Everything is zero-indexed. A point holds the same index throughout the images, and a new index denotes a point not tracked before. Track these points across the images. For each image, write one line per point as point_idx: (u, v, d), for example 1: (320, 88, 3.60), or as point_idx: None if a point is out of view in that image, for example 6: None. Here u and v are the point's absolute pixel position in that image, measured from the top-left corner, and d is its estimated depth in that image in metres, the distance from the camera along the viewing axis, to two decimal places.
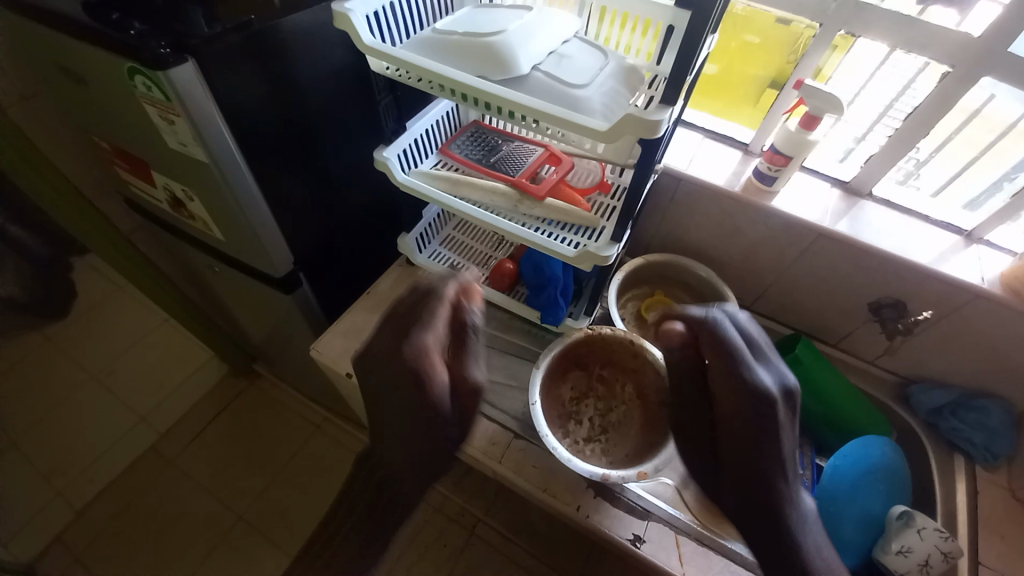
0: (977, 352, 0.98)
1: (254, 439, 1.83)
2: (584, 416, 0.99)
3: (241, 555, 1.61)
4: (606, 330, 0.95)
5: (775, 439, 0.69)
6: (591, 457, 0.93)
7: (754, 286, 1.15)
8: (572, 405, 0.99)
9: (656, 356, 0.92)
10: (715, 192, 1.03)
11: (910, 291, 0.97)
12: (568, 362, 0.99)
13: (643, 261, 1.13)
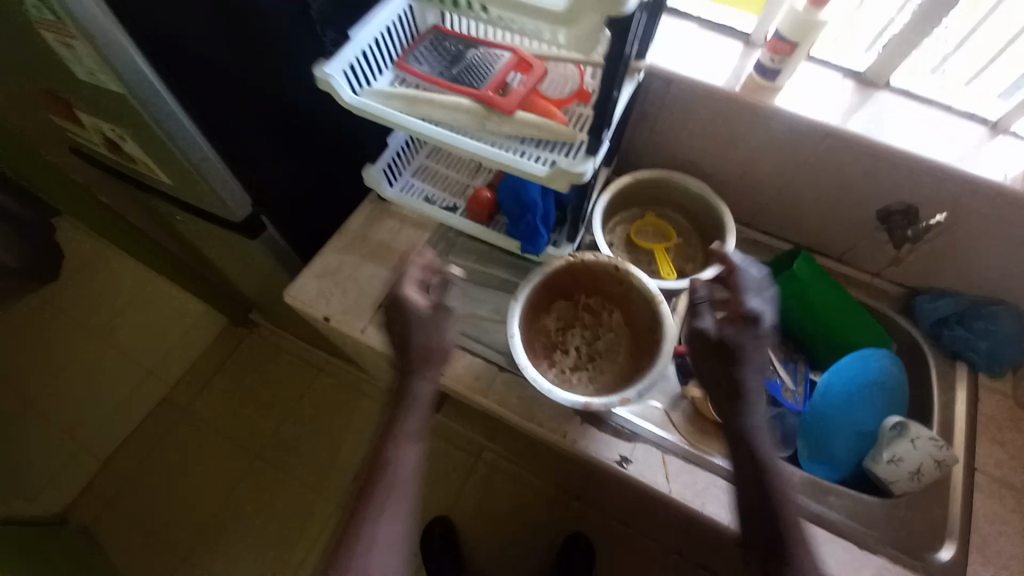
0: (991, 257, 0.91)
1: (263, 386, 1.86)
2: (570, 345, 0.95)
3: (266, 490, 1.71)
4: (588, 256, 0.89)
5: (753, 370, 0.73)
6: (577, 385, 0.91)
7: (752, 201, 1.06)
8: (557, 335, 0.95)
9: (642, 281, 0.87)
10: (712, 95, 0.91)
11: (923, 195, 0.88)
12: (551, 293, 0.94)
13: (631, 180, 1.04)
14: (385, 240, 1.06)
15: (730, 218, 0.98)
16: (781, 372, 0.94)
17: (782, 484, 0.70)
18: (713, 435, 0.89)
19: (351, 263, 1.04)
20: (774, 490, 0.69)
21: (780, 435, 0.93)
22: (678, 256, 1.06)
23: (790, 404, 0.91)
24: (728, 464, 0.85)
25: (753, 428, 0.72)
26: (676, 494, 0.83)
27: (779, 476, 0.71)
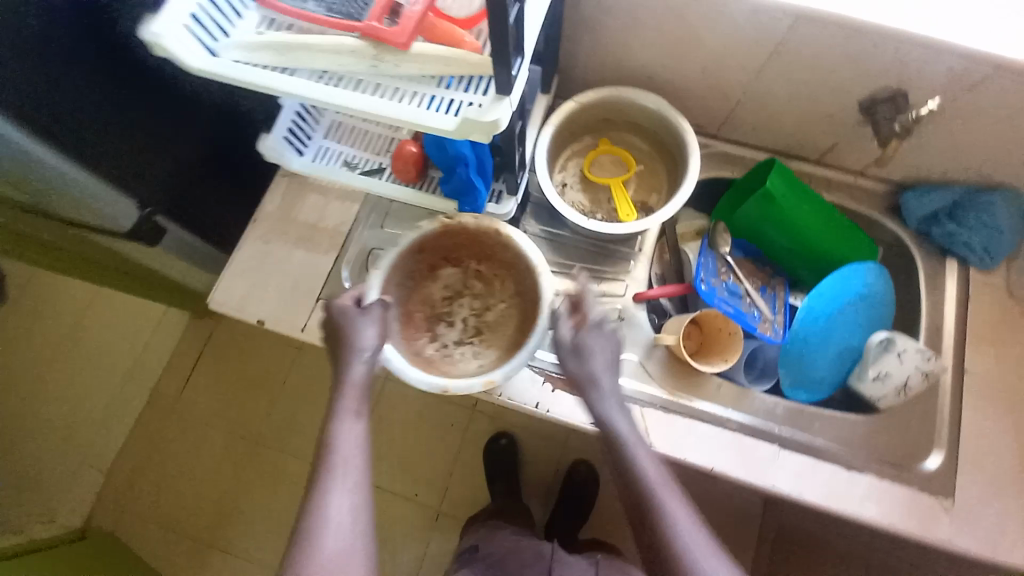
0: (985, 139, 0.80)
1: (250, 379, 1.55)
2: (457, 317, 0.88)
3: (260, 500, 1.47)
4: (467, 220, 0.82)
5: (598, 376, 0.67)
6: (461, 361, 0.84)
7: (717, 109, 0.92)
8: (443, 305, 0.89)
9: (517, 241, 0.81)
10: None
11: (911, 77, 0.75)
12: (430, 260, 0.87)
13: (575, 106, 0.88)
14: (310, 220, 0.92)
15: (692, 137, 0.85)
16: (759, 303, 0.87)
17: (659, 486, 0.60)
18: (691, 380, 0.83)
19: (276, 253, 0.90)
20: (634, 497, 0.60)
21: (761, 367, 0.88)
22: (639, 188, 0.94)
23: (768, 339, 0.84)
24: (708, 407, 0.82)
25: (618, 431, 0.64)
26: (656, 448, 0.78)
27: (651, 475, 0.60)
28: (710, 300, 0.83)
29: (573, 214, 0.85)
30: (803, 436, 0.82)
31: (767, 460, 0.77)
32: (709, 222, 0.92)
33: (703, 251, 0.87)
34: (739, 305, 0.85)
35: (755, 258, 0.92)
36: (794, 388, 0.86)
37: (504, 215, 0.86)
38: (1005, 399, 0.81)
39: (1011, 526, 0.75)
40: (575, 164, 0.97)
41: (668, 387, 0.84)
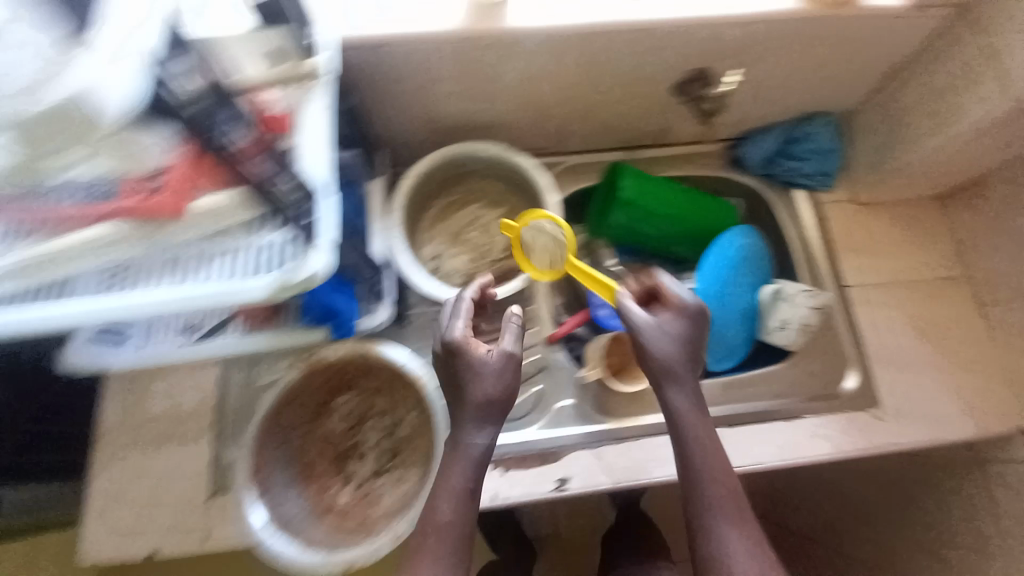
0: (787, 84, 0.85)
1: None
2: (367, 446, 0.78)
3: None
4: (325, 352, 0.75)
5: (682, 380, 0.66)
6: (381, 497, 0.75)
7: (551, 130, 0.89)
8: (349, 438, 0.78)
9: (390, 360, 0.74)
10: (438, 42, 0.67)
11: (708, 54, 0.76)
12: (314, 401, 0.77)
13: (412, 178, 0.82)
14: (168, 409, 0.77)
15: (540, 173, 0.83)
16: None
17: (719, 475, 0.64)
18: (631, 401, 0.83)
19: (142, 465, 0.74)
20: (694, 478, 0.63)
21: None
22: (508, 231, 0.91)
23: None
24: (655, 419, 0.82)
25: (676, 410, 0.66)
26: (621, 482, 0.77)
27: (719, 464, 0.64)
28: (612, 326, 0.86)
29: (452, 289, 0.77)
30: (741, 405, 0.86)
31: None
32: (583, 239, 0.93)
33: None
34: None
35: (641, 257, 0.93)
36: (720, 361, 0.88)
37: (382, 323, 0.75)
38: (883, 299, 0.90)
39: (930, 409, 0.84)
40: (437, 229, 0.91)
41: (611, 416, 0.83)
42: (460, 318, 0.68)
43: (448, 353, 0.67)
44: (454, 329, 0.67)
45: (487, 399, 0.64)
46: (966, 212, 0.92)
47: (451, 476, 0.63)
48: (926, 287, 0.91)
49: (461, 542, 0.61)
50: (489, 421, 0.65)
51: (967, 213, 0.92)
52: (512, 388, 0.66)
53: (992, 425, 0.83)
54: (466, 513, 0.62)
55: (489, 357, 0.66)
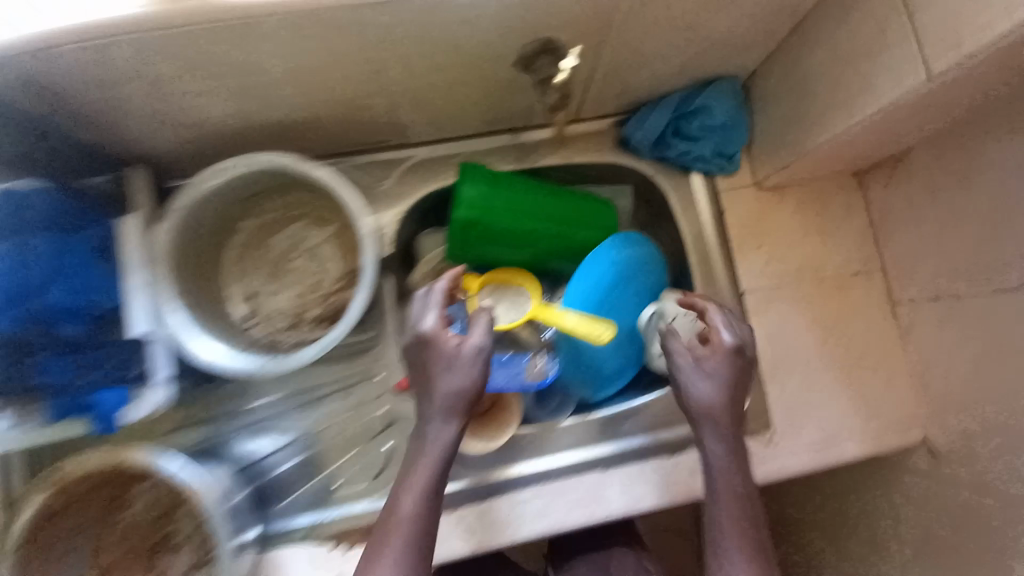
0: (669, 52, 0.65)
1: None
2: (179, 539, 0.66)
3: None
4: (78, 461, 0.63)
5: (719, 424, 0.60)
6: None
7: (377, 126, 0.69)
8: (161, 530, 0.67)
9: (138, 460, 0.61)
10: (123, 39, 0.46)
11: (550, 23, 0.55)
12: (106, 500, 0.66)
13: (180, 211, 0.61)
14: None
15: (348, 190, 0.62)
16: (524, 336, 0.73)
17: (736, 531, 0.56)
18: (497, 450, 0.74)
19: None
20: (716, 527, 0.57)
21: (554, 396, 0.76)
22: (335, 254, 0.73)
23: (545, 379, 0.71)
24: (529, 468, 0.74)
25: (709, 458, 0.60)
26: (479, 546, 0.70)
27: (727, 510, 0.57)
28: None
29: (241, 360, 0.63)
30: (623, 441, 0.76)
31: (582, 499, 0.72)
32: (421, 268, 0.75)
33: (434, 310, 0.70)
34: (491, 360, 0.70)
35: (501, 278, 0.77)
36: (600, 392, 0.76)
37: (150, 412, 0.60)
38: (784, 302, 0.79)
39: (825, 423, 0.77)
40: (252, 260, 0.72)
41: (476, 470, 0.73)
42: (432, 309, 0.58)
43: (419, 349, 0.57)
44: (427, 321, 0.57)
45: (453, 396, 0.55)
46: (883, 190, 0.79)
47: (416, 472, 0.55)
48: (833, 283, 0.80)
49: (422, 540, 0.53)
50: (454, 416, 0.56)
51: (884, 192, 0.79)
52: (475, 390, 0.56)
53: (890, 433, 0.78)
54: (427, 511, 0.54)
55: (456, 347, 0.56)
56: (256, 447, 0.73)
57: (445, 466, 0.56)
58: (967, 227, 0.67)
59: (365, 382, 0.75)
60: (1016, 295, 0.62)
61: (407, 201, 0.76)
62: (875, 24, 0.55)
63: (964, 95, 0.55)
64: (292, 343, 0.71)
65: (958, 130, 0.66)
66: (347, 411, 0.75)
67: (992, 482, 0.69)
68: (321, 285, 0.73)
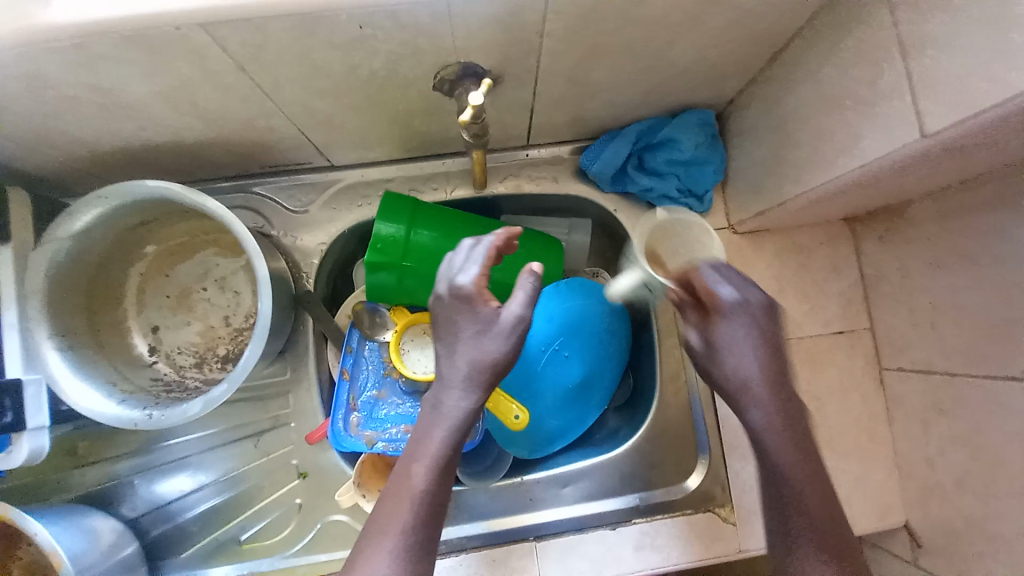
0: (622, 79, 0.56)
1: None
2: None
3: None
4: None
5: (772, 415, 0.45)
6: None
7: (294, 148, 0.61)
8: None
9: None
10: None
11: (469, 48, 0.47)
12: None
13: (59, 242, 0.55)
14: None
15: (240, 227, 0.55)
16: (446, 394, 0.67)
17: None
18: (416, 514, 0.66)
19: None
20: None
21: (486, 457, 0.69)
22: (246, 286, 0.67)
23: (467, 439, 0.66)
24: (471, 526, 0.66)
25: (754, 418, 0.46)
26: None
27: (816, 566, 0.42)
28: (357, 449, 0.60)
29: (122, 411, 0.55)
30: (560, 508, 0.67)
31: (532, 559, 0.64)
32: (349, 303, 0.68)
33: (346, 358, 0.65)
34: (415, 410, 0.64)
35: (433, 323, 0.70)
36: (536, 453, 0.68)
37: (24, 463, 0.53)
38: None
39: None
40: (156, 290, 0.67)
41: None
42: (476, 261, 0.48)
43: (445, 304, 0.48)
44: (466, 275, 0.48)
45: (477, 364, 0.46)
46: (876, 245, 0.69)
47: (425, 440, 0.46)
48: (811, 345, 0.71)
49: (433, 520, 0.44)
50: (461, 381, 0.47)
51: (877, 248, 0.69)
52: (504, 364, 0.47)
53: (862, 520, 0.69)
54: (439, 487, 0.45)
55: (487, 311, 0.47)
56: (160, 491, 0.65)
57: (457, 439, 0.47)
58: (967, 300, 0.58)
59: (280, 426, 0.67)
60: (1020, 388, 0.53)
61: (333, 229, 0.68)
62: (863, 61, 0.45)
63: (971, 155, 0.45)
64: (196, 383, 0.65)
65: (964, 187, 0.57)
66: (261, 456, 0.67)
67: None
68: (231, 320, 0.66)
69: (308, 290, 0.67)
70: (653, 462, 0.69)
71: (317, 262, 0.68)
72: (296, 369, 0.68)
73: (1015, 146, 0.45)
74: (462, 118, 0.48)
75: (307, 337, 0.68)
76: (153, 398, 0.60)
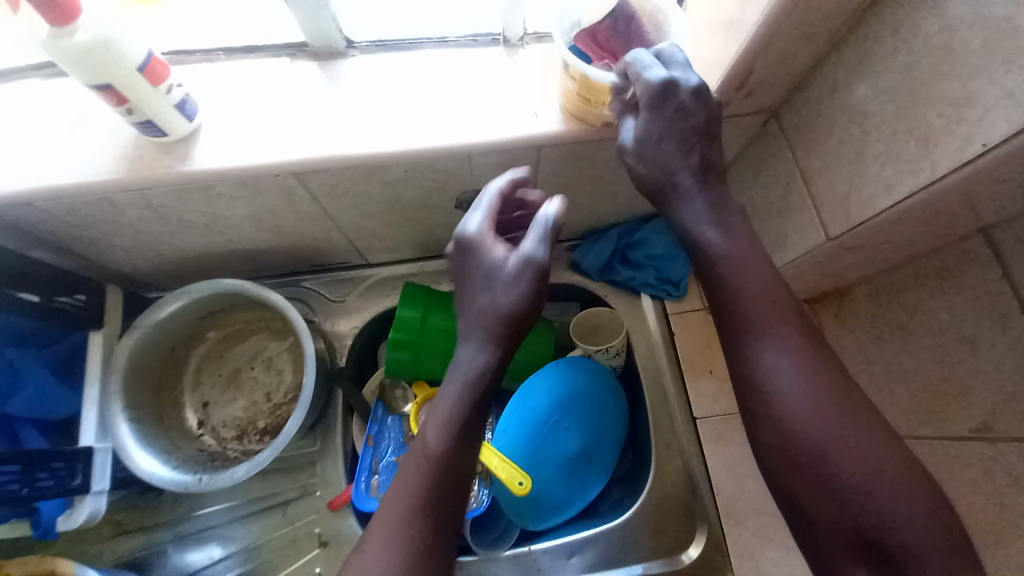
0: (603, 195, 0.71)
1: None
2: None
3: None
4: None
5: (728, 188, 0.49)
6: None
7: (340, 251, 0.76)
8: None
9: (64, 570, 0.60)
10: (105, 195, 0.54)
11: (484, 179, 0.62)
12: None
13: (142, 328, 0.67)
14: None
15: (294, 313, 0.67)
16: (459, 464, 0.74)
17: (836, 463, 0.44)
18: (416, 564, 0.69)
19: None
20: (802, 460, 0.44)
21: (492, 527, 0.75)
22: (289, 366, 0.77)
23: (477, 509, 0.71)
24: None
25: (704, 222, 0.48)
26: None
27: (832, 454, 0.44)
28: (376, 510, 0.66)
29: (176, 475, 0.64)
30: None
31: None
32: (377, 380, 0.78)
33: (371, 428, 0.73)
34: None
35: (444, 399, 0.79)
36: (544, 523, 0.72)
37: (82, 522, 0.62)
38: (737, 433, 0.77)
39: None
40: (208, 370, 0.77)
41: None
42: (481, 210, 0.52)
43: (459, 252, 0.52)
44: (471, 222, 0.52)
45: (487, 319, 0.50)
46: (834, 322, 0.79)
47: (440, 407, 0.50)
48: None
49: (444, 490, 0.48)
50: (481, 336, 0.50)
51: (836, 325, 0.79)
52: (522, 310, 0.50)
53: None
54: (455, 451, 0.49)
55: (495, 256, 0.50)
56: (190, 560, 0.70)
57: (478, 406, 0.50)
58: (912, 367, 0.67)
59: (307, 495, 0.73)
60: (972, 445, 0.60)
61: (366, 315, 0.80)
62: (780, 183, 0.60)
63: (875, 249, 0.58)
64: (236, 454, 0.72)
65: (891, 272, 0.69)
66: (288, 524, 0.72)
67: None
68: (272, 396, 0.76)
69: (341, 367, 0.77)
70: (656, 530, 0.73)
71: (350, 344, 0.78)
72: (330, 439, 0.75)
73: (909, 240, 0.58)
74: None
75: (337, 410, 0.76)
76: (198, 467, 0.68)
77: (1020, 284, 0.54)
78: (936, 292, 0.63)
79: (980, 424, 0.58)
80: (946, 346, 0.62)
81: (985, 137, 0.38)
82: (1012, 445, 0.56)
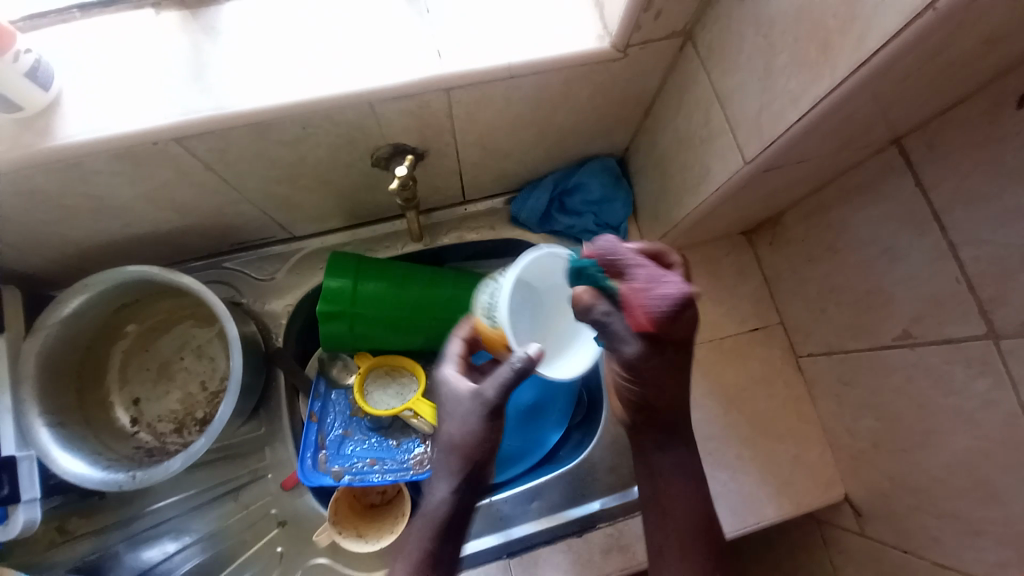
0: (529, 139, 0.68)
1: None
2: None
3: None
4: None
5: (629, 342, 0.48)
6: None
7: (259, 226, 0.71)
8: None
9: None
10: None
11: (395, 131, 0.58)
12: None
13: (48, 327, 0.62)
14: None
15: (213, 297, 0.63)
16: (409, 429, 0.73)
17: (678, 474, 0.58)
18: (380, 515, 0.70)
19: None
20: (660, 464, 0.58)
21: None
22: (221, 351, 0.74)
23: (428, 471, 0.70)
24: None
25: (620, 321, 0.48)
26: None
27: (683, 490, 0.58)
28: (326, 480, 0.66)
29: (108, 475, 0.61)
30: (530, 523, 0.72)
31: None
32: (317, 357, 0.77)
33: (316, 402, 0.72)
34: (381, 445, 0.73)
35: (388, 370, 0.74)
36: None
37: (19, 534, 0.57)
38: None
39: (738, 489, 0.74)
40: (135, 366, 0.73)
41: (363, 531, 0.68)
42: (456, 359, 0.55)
43: (436, 394, 0.54)
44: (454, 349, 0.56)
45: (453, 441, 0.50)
46: (770, 250, 0.80)
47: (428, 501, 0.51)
48: (732, 343, 0.80)
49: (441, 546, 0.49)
50: (455, 477, 0.50)
51: (771, 253, 0.80)
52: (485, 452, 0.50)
53: (807, 498, 0.75)
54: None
55: (461, 396, 0.51)
56: (144, 557, 0.67)
57: (453, 534, 0.50)
58: (839, 285, 0.68)
59: (259, 479, 0.73)
60: (896, 352, 0.62)
61: (299, 292, 0.76)
62: (699, 110, 0.58)
63: (795, 168, 0.58)
64: (177, 448, 0.70)
65: (817, 193, 0.69)
66: (242, 509, 0.72)
67: (916, 549, 0.64)
68: (208, 384, 0.73)
69: (278, 348, 0.74)
70: (611, 469, 0.75)
71: (286, 323, 0.75)
72: (275, 420, 0.74)
73: (828, 157, 0.57)
74: (394, 186, 0.60)
75: (278, 390, 0.74)
76: (135, 465, 0.66)
77: (933, 190, 0.54)
78: (859, 207, 0.63)
79: (903, 331, 0.60)
80: (870, 260, 0.63)
81: (881, 30, 0.37)
82: (931, 348, 0.58)
